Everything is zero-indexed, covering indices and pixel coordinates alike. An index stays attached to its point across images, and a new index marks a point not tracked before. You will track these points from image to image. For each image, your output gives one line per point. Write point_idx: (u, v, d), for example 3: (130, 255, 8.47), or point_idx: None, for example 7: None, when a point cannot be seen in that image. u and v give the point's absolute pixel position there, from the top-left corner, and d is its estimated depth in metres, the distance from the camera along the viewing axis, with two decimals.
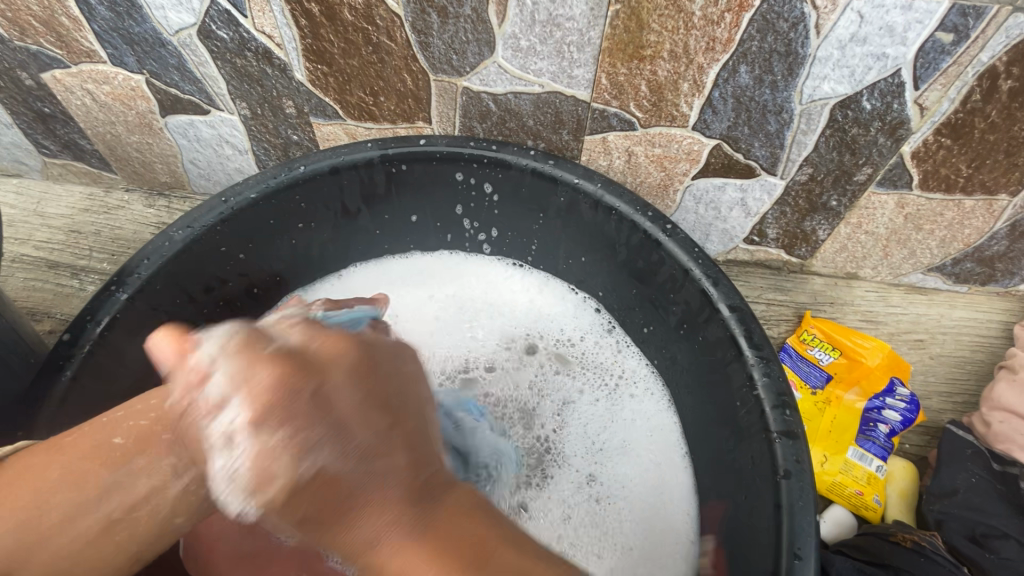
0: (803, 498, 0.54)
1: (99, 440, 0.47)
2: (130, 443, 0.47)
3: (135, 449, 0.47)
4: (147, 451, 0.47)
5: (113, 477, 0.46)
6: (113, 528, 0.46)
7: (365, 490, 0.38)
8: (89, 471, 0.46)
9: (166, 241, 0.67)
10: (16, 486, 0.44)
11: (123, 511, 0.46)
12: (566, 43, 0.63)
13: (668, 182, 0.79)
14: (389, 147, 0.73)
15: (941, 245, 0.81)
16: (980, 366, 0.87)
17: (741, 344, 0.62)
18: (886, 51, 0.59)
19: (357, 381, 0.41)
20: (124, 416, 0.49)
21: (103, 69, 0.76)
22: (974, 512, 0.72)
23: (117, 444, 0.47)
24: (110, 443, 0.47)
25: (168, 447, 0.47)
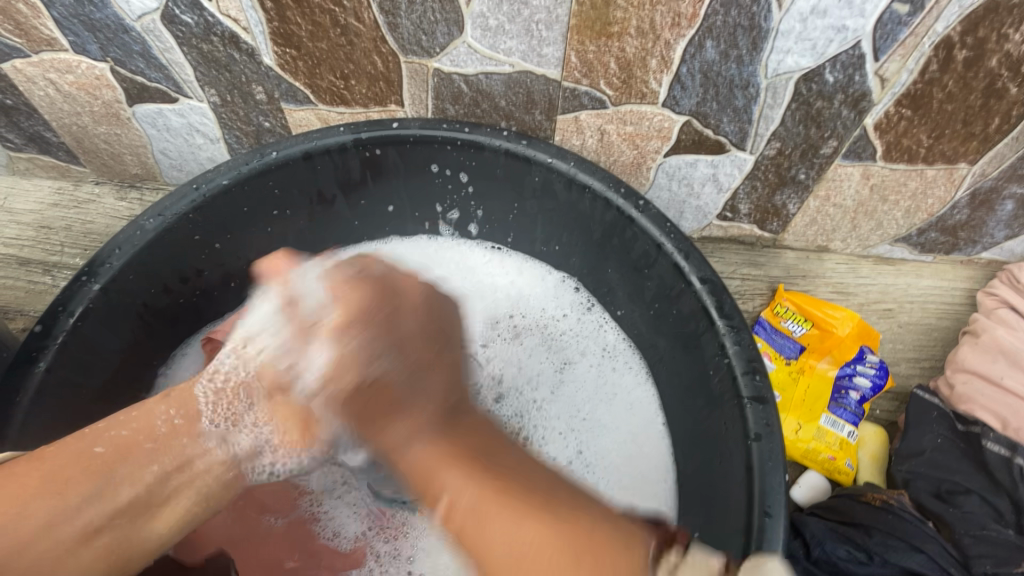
0: (773, 458, 0.56)
1: (80, 448, 0.49)
2: (111, 451, 0.50)
3: (117, 457, 0.50)
4: (129, 459, 0.50)
5: (95, 486, 0.48)
6: (94, 537, 0.48)
7: (410, 407, 0.50)
8: (72, 478, 0.48)
9: (137, 230, 0.66)
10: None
11: (106, 518, 0.48)
12: (535, 21, 0.63)
13: (641, 160, 0.80)
14: (361, 130, 0.72)
15: (907, 215, 0.83)
16: (946, 333, 0.90)
17: (712, 315, 0.63)
18: (846, 23, 0.60)
19: (421, 316, 0.55)
20: (106, 425, 0.52)
21: (65, 57, 0.75)
22: (940, 470, 0.75)
23: (98, 451, 0.50)
24: (91, 451, 0.49)
25: (149, 455, 0.51)
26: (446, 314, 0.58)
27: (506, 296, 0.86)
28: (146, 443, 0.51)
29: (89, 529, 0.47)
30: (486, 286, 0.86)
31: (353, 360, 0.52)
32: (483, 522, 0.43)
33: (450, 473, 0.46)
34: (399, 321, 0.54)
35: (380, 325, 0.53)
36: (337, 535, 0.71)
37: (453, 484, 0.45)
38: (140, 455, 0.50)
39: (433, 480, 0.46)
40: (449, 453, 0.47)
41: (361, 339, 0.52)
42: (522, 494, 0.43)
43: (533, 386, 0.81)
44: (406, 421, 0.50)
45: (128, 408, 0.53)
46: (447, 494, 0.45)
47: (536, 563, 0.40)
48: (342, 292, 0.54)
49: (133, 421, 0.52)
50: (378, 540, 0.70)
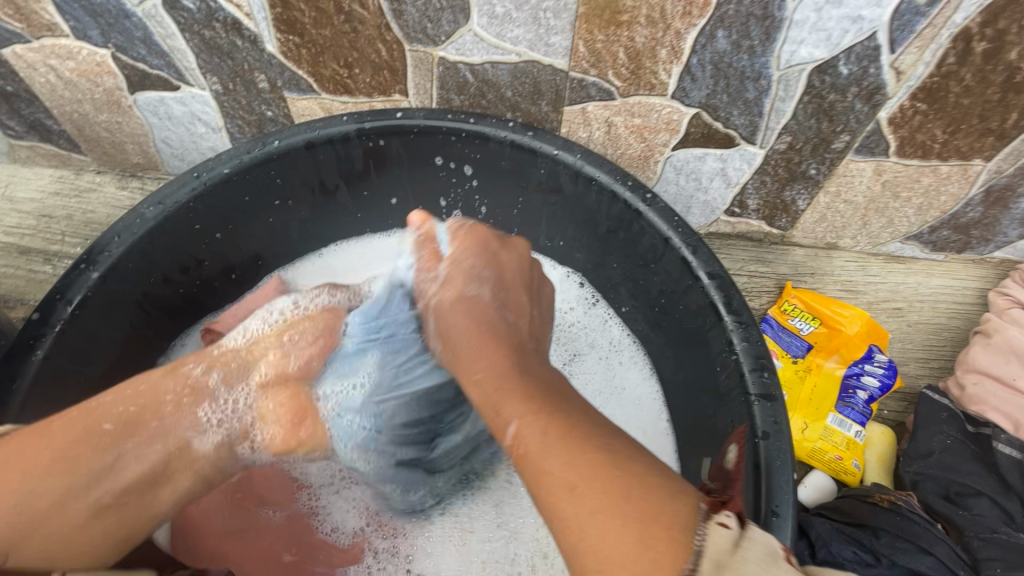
0: (782, 457, 0.55)
1: (88, 425, 0.50)
2: (120, 427, 0.51)
3: (124, 433, 0.51)
4: (135, 437, 0.51)
5: (103, 463, 0.49)
6: (105, 511, 0.48)
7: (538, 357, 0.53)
8: (80, 454, 0.48)
9: (136, 218, 0.65)
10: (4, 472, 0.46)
11: (114, 495, 0.49)
12: (542, 9, 0.62)
13: (649, 153, 0.79)
14: (365, 120, 0.71)
15: (919, 213, 0.82)
16: (956, 332, 0.89)
17: (720, 311, 0.62)
18: (862, 13, 0.58)
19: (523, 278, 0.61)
20: (113, 401, 0.52)
21: (65, 43, 0.74)
22: (949, 472, 0.74)
23: (107, 428, 0.50)
24: (99, 428, 0.50)
25: (154, 434, 0.52)
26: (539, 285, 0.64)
27: None
28: (151, 421, 0.52)
29: (99, 503, 0.48)
30: None
31: (474, 303, 0.56)
32: (546, 452, 0.42)
33: (516, 408, 0.46)
34: (505, 263, 0.60)
35: (485, 256, 0.59)
36: (336, 530, 0.70)
37: (506, 421, 0.46)
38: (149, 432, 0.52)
39: (507, 405, 0.46)
40: (522, 393, 0.47)
41: (487, 288, 0.57)
42: (586, 427, 0.44)
43: None
44: (488, 355, 0.51)
45: (130, 387, 0.54)
46: (515, 424, 0.45)
47: (606, 524, 0.38)
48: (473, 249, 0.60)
49: (139, 398, 0.53)
50: (377, 537, 0.70)
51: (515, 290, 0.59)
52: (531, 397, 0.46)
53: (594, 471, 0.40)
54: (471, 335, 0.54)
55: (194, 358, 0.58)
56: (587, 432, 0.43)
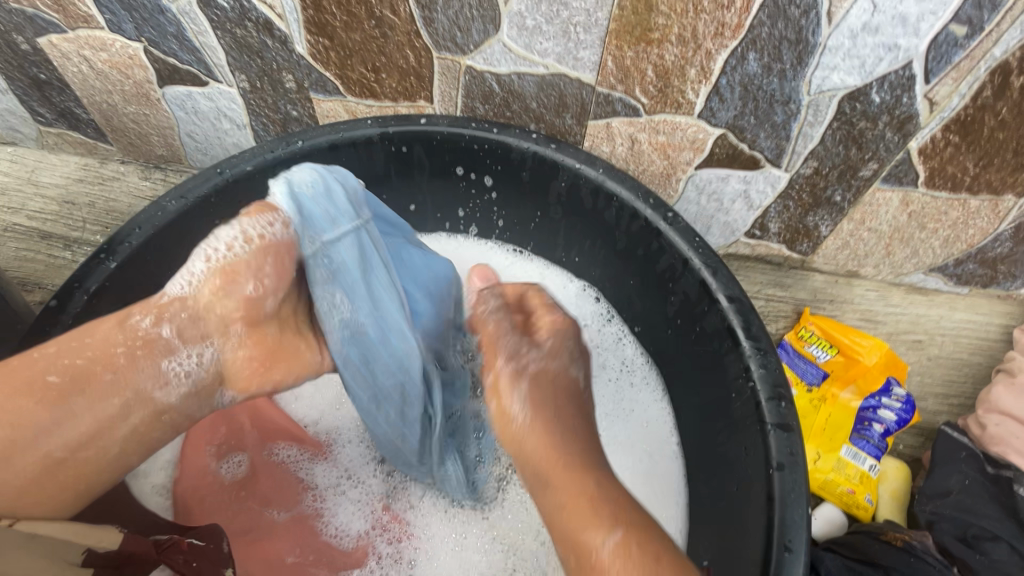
0: (796, 490, 0.53)
1: (33, 375, 0.47)
2: (65, 381, 0.47)
3: (73, 387, 0.47)
4: (86, 391, 0.48)
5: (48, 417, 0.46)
6: (62, 466, 0.47)
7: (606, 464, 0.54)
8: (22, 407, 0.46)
9: (158, 211, 0.66)
10: None
11: (66, 450, 0.47)
12: (573, 23, 0.62)
13: (671, 172, 0.78)
14: (389, 125, 0.71)
15: (945, 245, 0.80)
16: (977, 370, 0.86)
17: (738, 336, 0.61)
18: (898, 42, 0.58)
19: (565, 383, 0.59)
20: (57, 353, 0.48)
21: (100, 35, 0.75)
22: (966, 514, 0.72)
23: (51, 381, 0.47)
24: (43, 380, 0.47)
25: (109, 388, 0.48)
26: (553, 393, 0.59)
27: None
28: (104, 373, 0.48)
29: (51, 456, 0.47)
30: None
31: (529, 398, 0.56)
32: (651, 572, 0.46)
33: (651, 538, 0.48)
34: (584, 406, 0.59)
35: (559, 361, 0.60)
36: (340, 532, 0.69)
37: (598, 539, 0.48)
38: (98, 386, 0.48)
39: (590, 525, 0.48)
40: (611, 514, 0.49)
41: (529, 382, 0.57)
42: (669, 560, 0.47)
43: None
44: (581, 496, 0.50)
45: (78, 335, 0.49)
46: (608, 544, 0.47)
47: None
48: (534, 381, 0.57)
49: (89, 350, 0.49)
50: (382, 541, 0.69)
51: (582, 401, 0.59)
52: (641, 538, 0.48)
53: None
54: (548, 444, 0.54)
55: (140, 306, 0.51)
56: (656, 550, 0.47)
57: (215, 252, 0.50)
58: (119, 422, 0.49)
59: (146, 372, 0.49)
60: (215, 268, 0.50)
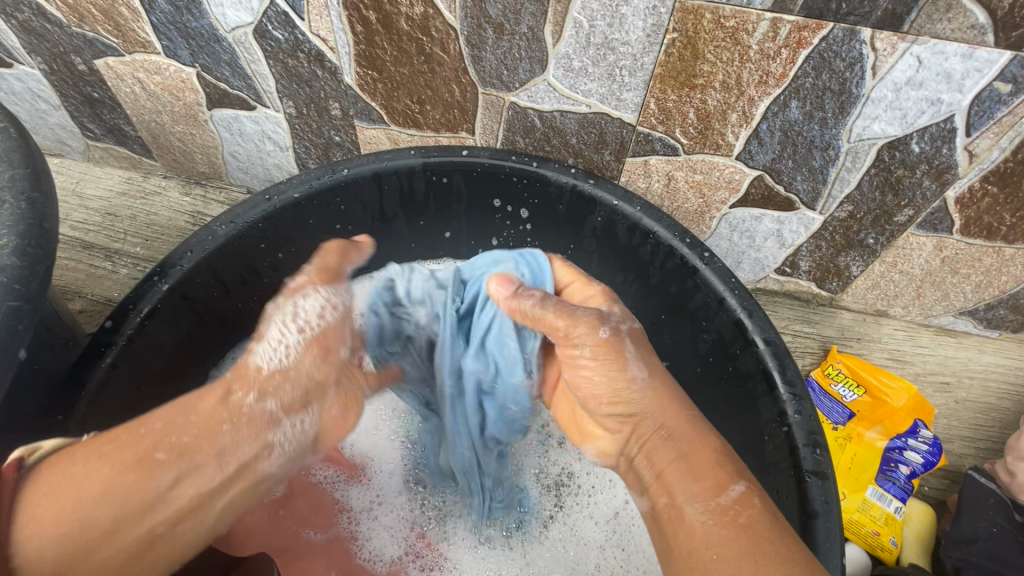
0: (831, 538, 0.53)
1: (138, 450, 0.46)
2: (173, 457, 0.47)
3: (179, 462, 0.47)
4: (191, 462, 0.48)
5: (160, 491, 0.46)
6: (156, 543, 0.46)
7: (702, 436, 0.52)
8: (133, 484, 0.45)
9: (209, 234, 0.68)
10: (54, 498, 0.43)
11: (169, 524, 0.47)
12: (619, 66, 0.63)
13: (705, 209, 0.79)
14: (431, 155, 0.73)
15: (976, 290, 0.80)
16: (1005, 414, 0.86)
17: (773, 379, 0.62)
18: (942, 97, 0.59)
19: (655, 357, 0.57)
20: (164, 429, 0.48)
21: (155, 60, 0.78)
22: (994, 562, 0.71)
23: (159, 458, 0.46)
24: (151, 457, 0.46)
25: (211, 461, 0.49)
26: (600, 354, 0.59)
27: None
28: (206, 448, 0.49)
29: (153, 533, 0.46)
30: None
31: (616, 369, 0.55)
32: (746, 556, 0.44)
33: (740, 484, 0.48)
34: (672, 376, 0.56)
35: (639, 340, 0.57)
36: (374, 556, 0.71)
37: (699, 492, 0.48)
38: (204, 462, 0.48)
39: (701, 478, 0.49)
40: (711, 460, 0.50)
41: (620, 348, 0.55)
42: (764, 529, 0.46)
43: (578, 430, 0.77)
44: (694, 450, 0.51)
45: (182, 409, 0.50)
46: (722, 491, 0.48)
47: None
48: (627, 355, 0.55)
49: (195, 426, 0.49)
50: (414, 568, 0.70)
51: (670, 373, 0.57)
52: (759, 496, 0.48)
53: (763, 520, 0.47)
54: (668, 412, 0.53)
55: (239, 381, 0.53)
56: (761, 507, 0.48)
57: (308, 324, 0.56)
58: (216, 498, 0.49)
59: (251, 443, 0.51)
60: (308, 339, 0.56)
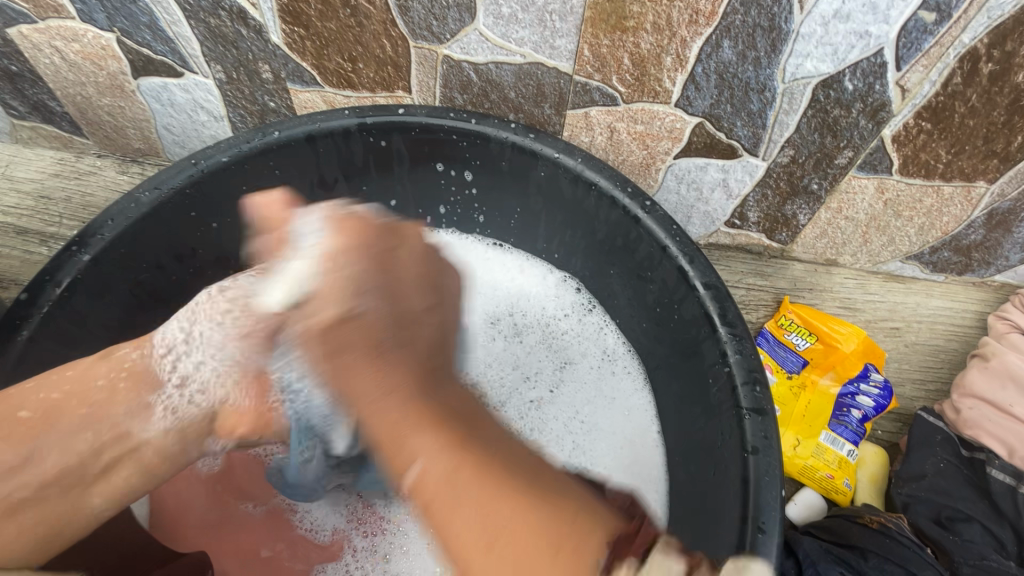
0: (771, 472, 0.54)
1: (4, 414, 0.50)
2: (39, 416, 0.50)
3: (46, 422, 0.50)
4: (59, 422, 0.51)
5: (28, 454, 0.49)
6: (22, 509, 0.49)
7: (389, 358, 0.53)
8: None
9: (131, 202, 0.65)
10: None
11: (41, 486, 0.49)
12: (548, 11, 0.62)
13: (651, 161, 0.79)
14: (366, 115, 0.71)
15: (920, 232, 0.81)
16: (953, 355, 0.88)
17: (715, 322, 0.61)
18: (869, 29, 0.58)
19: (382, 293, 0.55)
20: (34, 388, 0.52)
21: (71, 25, 0.74)
22: (941, 495, 0.72)
23: (24, 416, 0.50)
24: (16, 416, 0.50)
25: (84, 422, 0.51)
26: (442, 280, 0.61)
27: (504, 294, 0.86)
28: (81, 408, 0.52)
29: (20, 495, 0.49)
30: (486, 281, 0.86)
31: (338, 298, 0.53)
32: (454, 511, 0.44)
33: (424, 437, 0.47)
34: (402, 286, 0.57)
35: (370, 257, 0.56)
36: (316, 527, 0.70)
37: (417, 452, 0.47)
38: (71, 418, 0.51)
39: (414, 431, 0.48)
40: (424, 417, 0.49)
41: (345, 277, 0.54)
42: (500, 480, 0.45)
43: (532, 383, 0.81)
44: (396, 383, 0.51)
45: (60, 371, 0.53)
46: (420, 462, 0.46)
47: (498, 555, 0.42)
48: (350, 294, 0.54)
49: (66, 384, 0.53)
50: (357, 535, 0.70)
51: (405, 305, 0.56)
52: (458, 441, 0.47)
53: (477, 476, 0.45)
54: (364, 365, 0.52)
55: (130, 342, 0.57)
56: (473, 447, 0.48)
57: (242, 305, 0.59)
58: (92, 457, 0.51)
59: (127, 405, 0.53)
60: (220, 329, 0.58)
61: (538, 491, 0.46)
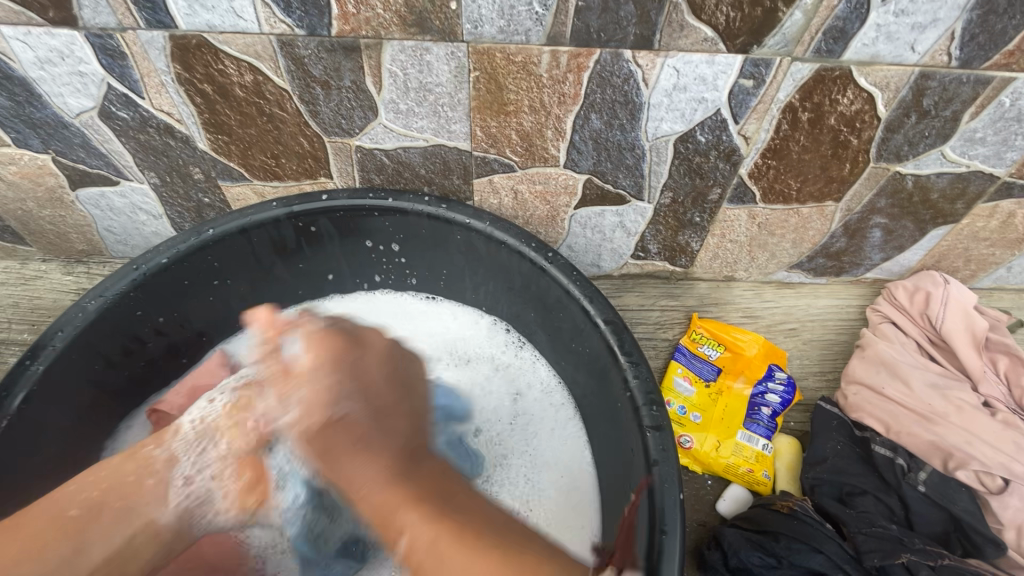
0: (670, 479, 0.62)
1: (54, 514, 0.56)
2: (83, 513, 0.57)
3: (88, 518, 0.57)
4: (101, 520, 0.57)
5: (73, 544, 0.55)
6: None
7: (375, 446, 0.59)
8: (49, 538, 0.54)
9: (79, 311, 0.71)
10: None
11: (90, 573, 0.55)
12: (440, 104, 0.72)
13: (555, 213, 0.89)
14: (293, 204, 0.79)
15: (795, 246, 0.94)
16: (844, 346, 1.00)
17: (616, 352, 0.71)
18: (705, 96, 0.70)
19: (385, 372, 0.67)
20: (74, 491, 0.59)
21: (7, 151, 0.80)
22: (839, 474, 0.82)
23: (73, 515, 0.56)
24: (65, 515, 0.56)
25: (116, 513, 0.58)
26: (407, 370, 0.70)
27: (442, 342, 0.93)
28: (115, 502, 0.59)
29: None
30: (426, 332, 0.94)
31: (323, 402, 0.63)
32: (441, 559, 0.50)
33: (410, 516, 0.53)
34: (370, 381, 0.65)
35: (346, 368, 0.65)
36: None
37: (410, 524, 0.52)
38: (107, 516, 0.58)
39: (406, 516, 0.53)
40: (411, 498, 0.54)
41: (328, 387, 0.63)
42: (485, 540, 0.51)
43: (481, 424, 0.87)
44: (369, 461, 0.58)
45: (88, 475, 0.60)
46: (408, 533, 0.52)
47: None
48: (321, 396, 0.63)
49: (99, 485, 0.59)
50: None
51: (383, 384, 0.66)
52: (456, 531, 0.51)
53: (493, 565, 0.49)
54: (358, 457, 0.58)
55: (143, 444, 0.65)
56: (468, 537, 0.51)
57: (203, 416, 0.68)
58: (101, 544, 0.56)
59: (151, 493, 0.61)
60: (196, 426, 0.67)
61: (503, 548, 0.50)
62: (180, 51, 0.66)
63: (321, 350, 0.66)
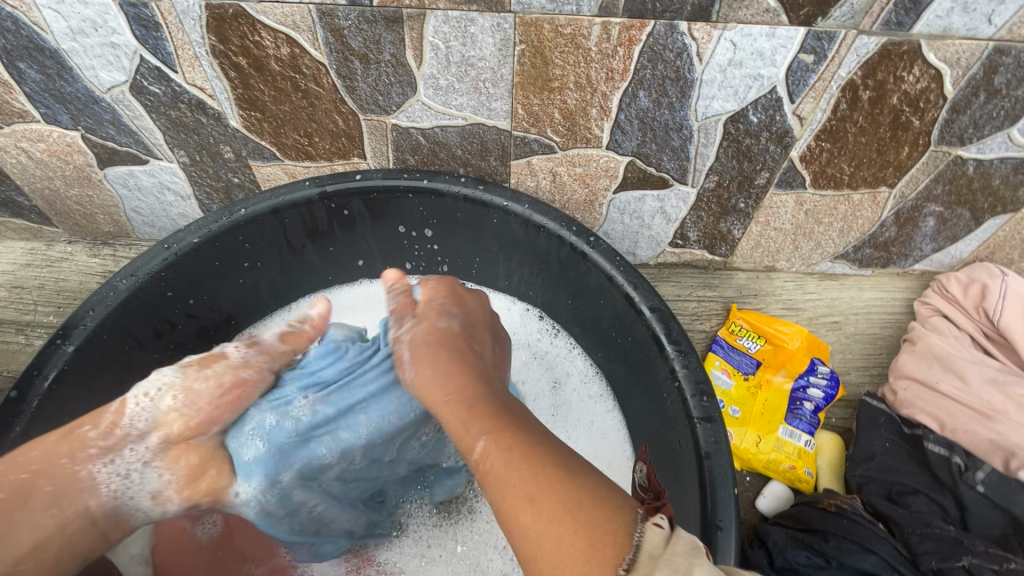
0: (723, 472, 0.59)
1: None
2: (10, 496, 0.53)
3: (18, 501, 0.53)
4: (29, 502, 0.54)
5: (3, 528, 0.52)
6: None
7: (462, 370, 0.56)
8: None
9: (110, 290, 0.69)
10: None
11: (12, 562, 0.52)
12: (482, 80, 0.69)
13: (593, 198, 0.86)
14: (326, 184, 0.76)
15: (841, 235, 0.90)
16: (890, 340, 0.96)
17: (662, 341, 0.68)
18: (761, 72, 0.67)
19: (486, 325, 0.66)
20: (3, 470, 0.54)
21: (36, 128, 0.78)
22: (889, 473, 0.79)
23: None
24: None
25: (50, 497, 0.55)
26: (498, 330, 0.68)
27: None
28: (45, 485, 0.55)
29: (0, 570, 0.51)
30: None
31: (430, 333, 0.61)
32: (506, 477, 0.42)
33: (483, 430, 0.46)
34: (472, 327, 0.64)
35: (461, 312, 0.64)
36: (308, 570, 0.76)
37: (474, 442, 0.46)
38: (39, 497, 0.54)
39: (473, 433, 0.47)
40: (486, 414, 0.48)
41: (439, 323, 0.62)
42: (548, 457, 0.43)
43: None
44: (450, 380, 0.53)
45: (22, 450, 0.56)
46: (479, 446, 0.45)
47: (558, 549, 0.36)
48: (430, 328, 0.61)
49: (33, 463, 0.55)
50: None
51: (482, 331, 0.64)
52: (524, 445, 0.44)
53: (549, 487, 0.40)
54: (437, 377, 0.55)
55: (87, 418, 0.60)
56: (538, 455, 0.43)
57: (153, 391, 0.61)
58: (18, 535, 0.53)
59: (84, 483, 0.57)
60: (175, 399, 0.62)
61: (568, 467, 0.41)
62: (216, 21, 0.63)
63: (437, 295, 0.66)
